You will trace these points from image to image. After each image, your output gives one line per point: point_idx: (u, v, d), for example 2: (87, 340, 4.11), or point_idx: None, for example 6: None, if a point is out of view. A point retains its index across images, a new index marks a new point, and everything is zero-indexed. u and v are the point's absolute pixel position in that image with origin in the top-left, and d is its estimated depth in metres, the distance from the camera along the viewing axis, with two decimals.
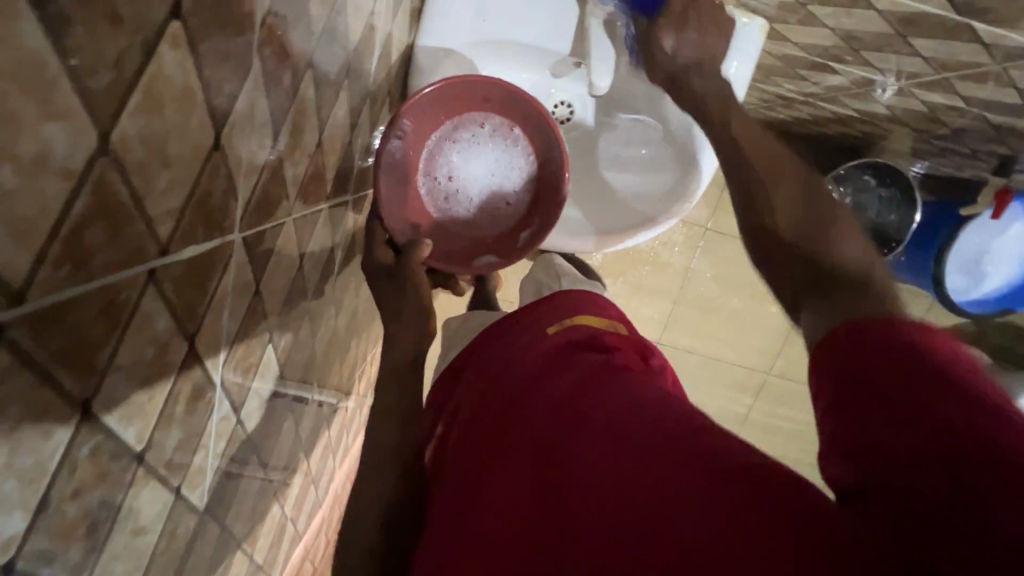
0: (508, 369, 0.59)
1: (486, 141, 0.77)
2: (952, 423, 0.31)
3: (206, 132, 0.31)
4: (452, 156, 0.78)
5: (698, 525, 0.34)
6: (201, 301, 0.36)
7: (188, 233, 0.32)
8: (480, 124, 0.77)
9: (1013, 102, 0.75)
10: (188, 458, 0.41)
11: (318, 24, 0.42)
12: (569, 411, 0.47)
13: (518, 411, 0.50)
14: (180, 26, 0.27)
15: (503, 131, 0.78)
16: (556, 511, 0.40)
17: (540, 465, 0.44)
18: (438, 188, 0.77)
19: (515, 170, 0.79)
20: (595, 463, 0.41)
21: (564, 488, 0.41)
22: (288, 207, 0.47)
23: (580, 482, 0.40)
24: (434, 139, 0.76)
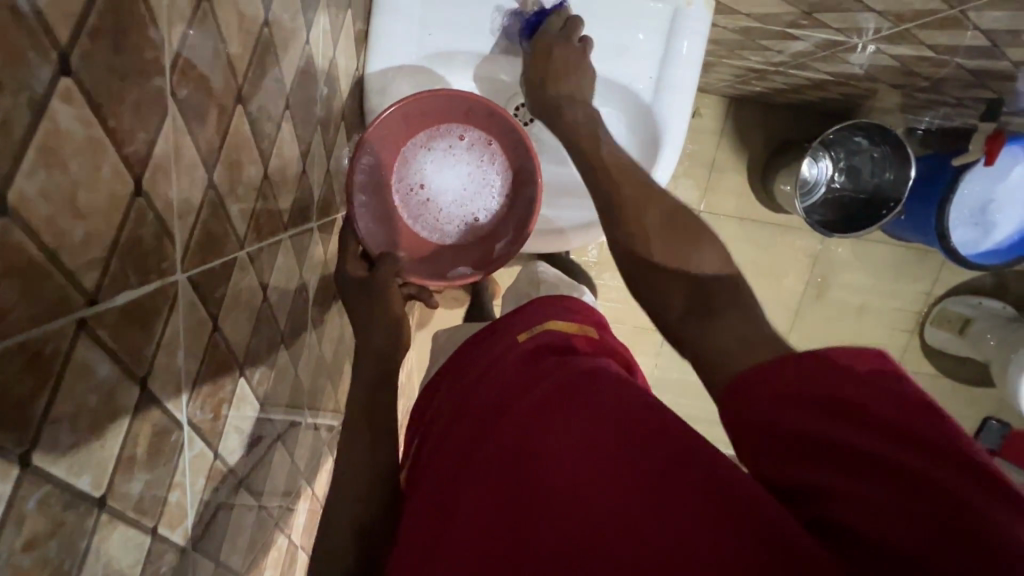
0: (479, 383, 0.59)
1: (464, 154, 0.80)
2: (865, 453, 0.34)
3: (122, 180, 0.32)
4: (427, 166, 0.80)
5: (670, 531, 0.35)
6: (148, 343, 0.37)
7: (119, 278, 0.33)
8: (458, 136, 0.79)
9: (982, 43, 0.73)
10: (161, 498, 0.42)
11: (241, 62, 0.43)
12: (542, 412, 0.46)
13: (486, 426, 0.50)
14: (73, 81, 0.27)
15: (481, 146, 0.80)
16: (531, 517, 0.40)
17: (504, 480, 0.43)
18: (414, 196, 0.80)
19: (488, 187, 0.81)
20: (555, 473, 0.41)
21: (529, 500, 0.41)
22: (238, 241, 0.48)
23: (553, 485, 0.40)
24: (412, 147, 0.79)
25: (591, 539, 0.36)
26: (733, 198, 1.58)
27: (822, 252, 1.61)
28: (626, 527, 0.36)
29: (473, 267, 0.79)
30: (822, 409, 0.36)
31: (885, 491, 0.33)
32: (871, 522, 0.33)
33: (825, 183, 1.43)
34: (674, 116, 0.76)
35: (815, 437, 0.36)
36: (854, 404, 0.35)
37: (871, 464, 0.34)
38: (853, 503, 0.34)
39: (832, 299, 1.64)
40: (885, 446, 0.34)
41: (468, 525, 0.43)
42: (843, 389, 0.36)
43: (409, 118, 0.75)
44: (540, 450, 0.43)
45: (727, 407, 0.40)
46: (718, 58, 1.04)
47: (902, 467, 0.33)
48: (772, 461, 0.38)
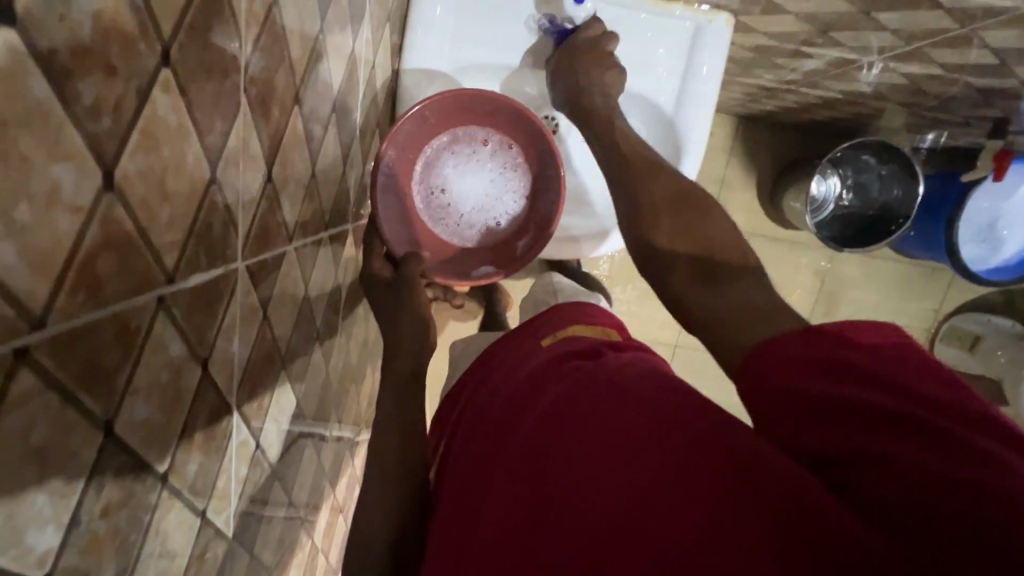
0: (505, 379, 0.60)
1: (486, 157, 0.82)
2: (891, 416, 0.35)
3: (201, 168, 0.34)
4: (448, 169, 0.81)
5: (696, 508, 0.36)
6: (211, 326, 0.38)
7: (193, 261, 0.35)
8: (480, 140, 0.81)
9: (991, 61, 0.76)
10: (211, 482, 0.43)
11: (300, 65, 0.46)
12: (565, 402, 0.47)
13: (512, 416, 0.52)
14: (170, 72, 0.30)
15: (502, 150, 0.82)
16: (558, 501, 0.41)
17: (530, 464, 0.44)
18: (434, 196, 0.81)
19: (509, 188, 0.83)
20: (580, 458, 0.42)
21: (555, 485, 0.42)
22: (287, 236, 0.50)
23: (578, 468, 0.41)
24: (434, 149, 0.80)
25: (616, 516, 0.38)
26: (742, 215, 1.60)
27: (831, 269, 1.63)
28: (651, 501, 0.37)
29: (497, 267, 0.81)
30: (841, 374, 0.37)
31: (902, 453, 0.33)
32: (892, 487, 0.33)
33: (833, 201, 1.46)
34: (694, 126, 0.79)
35: (834, 400, 0.36)
36: (875, 371, 0.36)
37: (888, 431, 0.34)
38: (870, 468, 0.34)
39: (841, 315, 1.66)
40: (903, 413, 0.34)
41: (497, 511, 0.44)
42: (857, 359, 0.37)
43: (433, 119, 0.77)
44: (564, 433, 0.45)
45: (744, 380, 0.41)
46: (731, 77, 1.08)
47: (919, 434, 0.34)
48: (785, 430, 0.38)
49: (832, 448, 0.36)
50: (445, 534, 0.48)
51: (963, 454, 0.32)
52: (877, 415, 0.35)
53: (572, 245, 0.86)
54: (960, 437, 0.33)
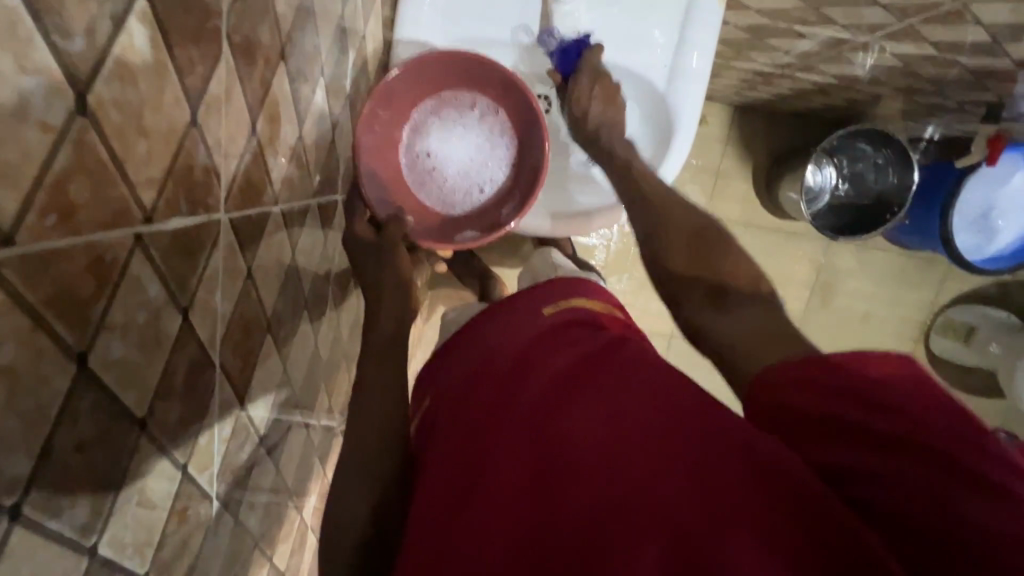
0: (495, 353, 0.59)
1: (472, 122, 0.81)
2: (908, 441, 0.35)
3: (181, 109, 0.34)
4: (434, 133, 0.80)
5: (702, 503, 0.35)
6: (191, 274, 0.38)
7: (172, 203, 0.35)
8: (468, 105, 0.81)
9: (983, 39, 0.76)
10: (192, 436, 0.42)
11: (286, 21, 0.46)
12: (567, 392, 0.47)
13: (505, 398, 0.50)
14: (147, 4, 0.30)
15: (490, 116, 0.82)
16: (559, 493, 0.40)
17: (538, 449, 0.43)
18: (420, 161, 0.80)
19: (494, 155, 0.82)
20: (583, 449, 0.41)
21: (557, 478, 0.41)
22: (273, 195, 0.49)
23: (581, 460, 0.41)
24: (420, 111, 0.79)
25: (631, 503, 0.37)
26: (738, 205, 1.61)
27: (827, 259, 1.63)
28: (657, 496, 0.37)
29: (481, 232, 0.79)
30: (861, 400, 0.37)
31: (914, 474, 0.34)
32: (904, 506, 0.34)
33: (829, 191, 1.47)
34: (687, 110, 0.79)
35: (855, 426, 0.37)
36: (894, 396, 0.37)
37: (904, 454, 0.35)
38: (883, 489, 0.35)
39: (836, 306, 1.66)
40: (916, 436, 0.35)
41: (499, 491, 0.43)
42: (877, 387, 0.37)
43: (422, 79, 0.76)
44: (574, 421, 0.44)
45: (761, 396, 0.41)
46: (725, 60, 1.07)
47: (930, 456, 0.34)
48: (797, 445, 0.39)
49: (846, 466, 0.36)
50: (436, 508, 0.46)
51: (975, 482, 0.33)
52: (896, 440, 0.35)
53: (583, 221, 0.85)
54: (976, 468, 0.33)
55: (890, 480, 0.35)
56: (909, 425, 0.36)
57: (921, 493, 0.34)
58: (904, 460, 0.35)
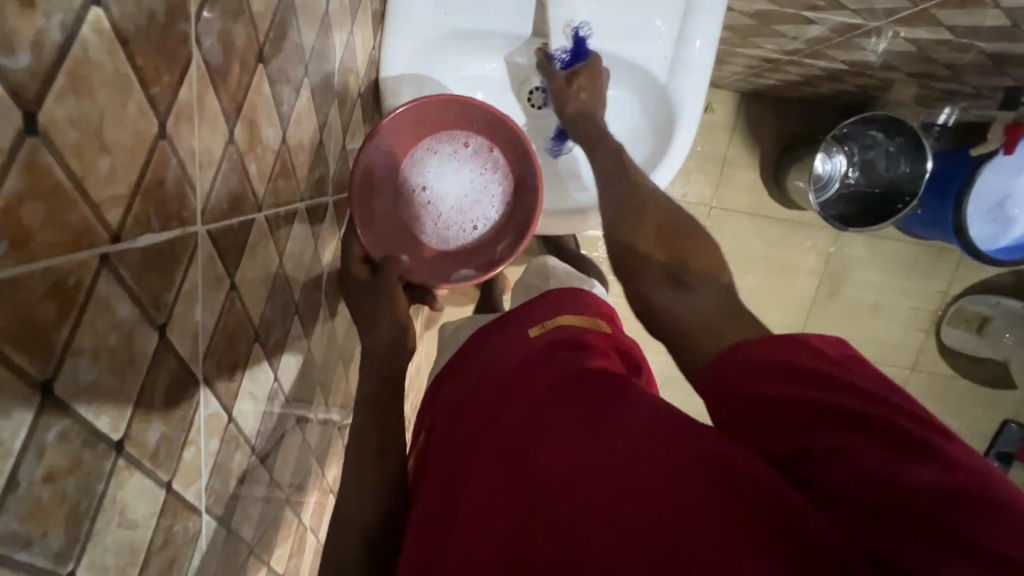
0: (492, 366, 0.60)
1: (467, 161, 0.81)
2: (865, 417, 0.36)
3: (147, 121, 0.32)
4: (428, 173, 0.80)
5: (683, 496, 0.35)
6: (167, 290, 0.37)
7: (141, 219, 0.33)
8: (462, 143, 0.80)
9: (1001, 24, 0.73)
10: (176, 453, 0.42)
11: (264, 22, 0.44)
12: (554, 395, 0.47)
13: (497, 404, 0.51)
14: (103, 13, 0.28)
15: (484, 153, 0.81)
16: (545, 491, 0.40)
17: (513, 459, 0.44)
18: (416, 202, 0.80)
19: (489, 193, 0.82)
20: (569, 446, 0.42)
21: (543, 475, 0.41)
22: (256, 203, 0.48)
23: (568, 458, 0.41)
24: (414, 152, 0.79)
25: (601, 513, 0.37)
26: (745, 195, 1.57)
27: (837, 250, 1.60)
28: (640, 489, 0.37)
29: (476, 270, 0.79)
30: (815, 380, 0.39)
31: (865, 454, 0.35)
32: (868, 482, 0.34)
33: (839, 178, 1.42)
34: (688, 103, 0.76)
35: (812, 402, 0.38)
36: (843, 376, 0.39)
37: (862, 431, 0.36)
38: (845, 464, 0.35)
39: (845, 298, 1.63)
40: (870, 410, 0.36)
41: (477, 504, 0.43)
42: (827, 368, 0.39)
43: (415, 122, 0.75)
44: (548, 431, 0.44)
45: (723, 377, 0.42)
46: (731, 47, 1.03)
47: (889, 430, 0.35)
48: (762, 425, 0.39)
49: (810, 444, 0.37)
50: (424, 526, 0.47)
51: (932, 454, 0.34)
52: (852, 416, 0.36)
53: (580, 218, 0.82)
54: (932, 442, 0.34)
55: (850, 453, 0.35)
56: (865, 404, 0.37)
57: (882, 466, 0.34)
58: (863, 436, 0.36)
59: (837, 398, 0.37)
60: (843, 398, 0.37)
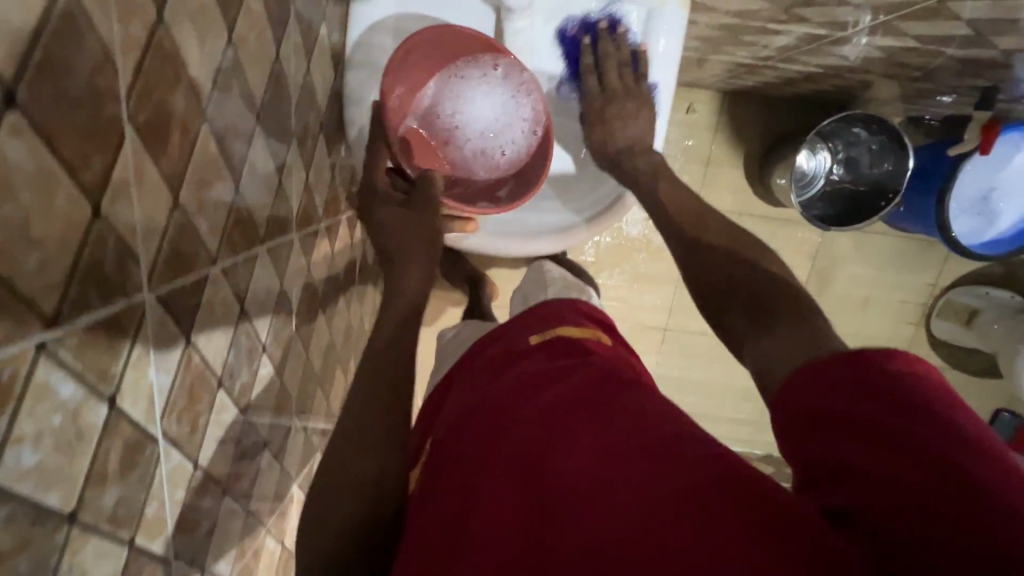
0: (506, 373, 0.62)
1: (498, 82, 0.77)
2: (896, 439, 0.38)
3: (79, 206, 0.33)
4: (459, 93, 0.79)
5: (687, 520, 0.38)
6: (115, 361, 0.38)
7: (79, 299, 0.34)
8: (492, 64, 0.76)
9: (965, 33, 0.72)
10: (137, 510, 0.43)
11: (204, 83, 0.44)
12: (567, 413, 0.50)
13: (507, 415, 0.53)
14: (19, 115, 0.28)
15: (515, 76, 0.76)
16: (556, 505, 0.43)
17: (532, 469, 0.46)
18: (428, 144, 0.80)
19: (518, 118, 0.79)
20: (584, 465, 0.45)
21: (554, 489, 0.44)
22: (210, 257, 0.48)
23: (578, 475, 0.44)
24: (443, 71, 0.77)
25: (619, 524, 0.40)
26: (730, 194, 1.56)
27: (823, 246, 1.59)
28: (646, 514, 0.40)
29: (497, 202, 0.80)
30: (863, 399, 0.40)
31: (895, 478, 0.37)
32: (885, 504, 0.36)
33: (823, 175, 1.43)
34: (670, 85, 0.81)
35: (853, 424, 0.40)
36: (888, 393, 0.40)
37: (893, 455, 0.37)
38: (870, 488, 0.37)
39: (834, 292, 1.63)
40: (906, 435, 0.38)
41: (492, 509, 0.45)
42: (874, 383, 0.40)
43: (440, 41, 0.72)
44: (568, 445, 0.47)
45: (779, 405, 0.45)
46: (704, 55, 1.02)
47: (919, 454, 0.37)
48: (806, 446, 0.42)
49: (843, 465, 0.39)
50: (428, 527, 0.49)
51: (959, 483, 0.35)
52: (887, 441, 0.38)
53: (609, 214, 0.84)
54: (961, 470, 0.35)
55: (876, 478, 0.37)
56: (902, 426, 0.38)
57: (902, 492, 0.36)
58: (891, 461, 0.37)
59: (875, 419, 0.39)
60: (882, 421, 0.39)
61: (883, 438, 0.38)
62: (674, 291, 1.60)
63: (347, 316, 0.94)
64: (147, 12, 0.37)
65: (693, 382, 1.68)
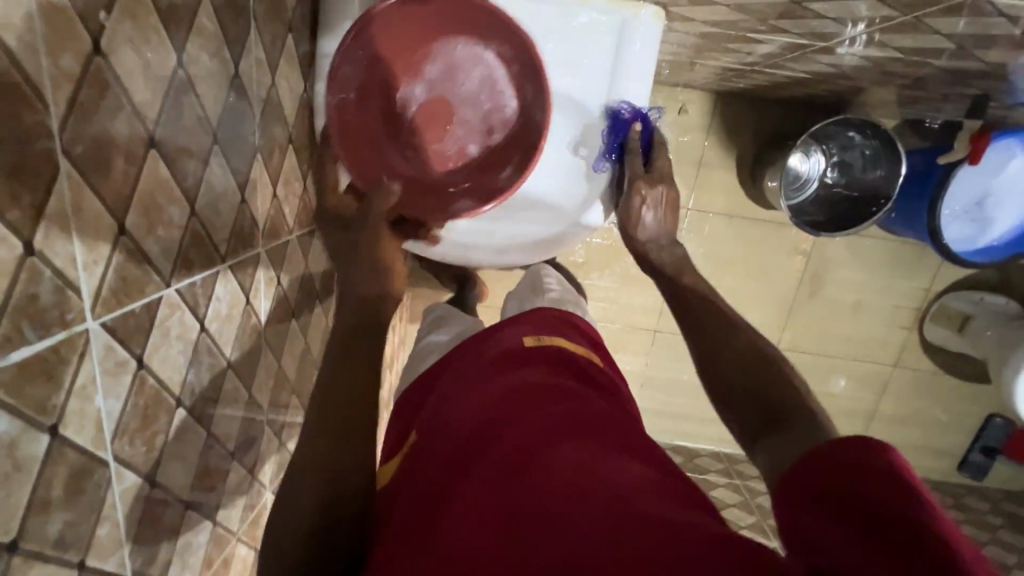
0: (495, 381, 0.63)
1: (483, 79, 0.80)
2: (878, 504, 0.36)
3: (7, 244, 0.33)
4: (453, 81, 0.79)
5: (641, 565, 0.36)
6: (54, 392, 0.38)
7: (12, 335, 0.34)
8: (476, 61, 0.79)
9: (946, 44, 0.71)
10: (87, 533, 0.44)
11: (150, 109, 0.44)
12: (556, 440, 0.50)
13: (493, 427, 0.54)
14: None
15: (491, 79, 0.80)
16: (519, 527, 0.43)
17: (508, 486, 0.46)
18: (441, 108, 0.80)
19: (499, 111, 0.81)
20: (554, 492, 0.44)
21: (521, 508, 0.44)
22: (162, 280, 0.48)
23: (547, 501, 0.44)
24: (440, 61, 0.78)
25: (599, 535, 0.39)
26: (722, 196, 1.55)
27: (815, 249, 1.58)
28: (600, 553, 0.38)
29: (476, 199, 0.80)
30: (848, 469, 0.39)
31: (873, 543, 0.34)
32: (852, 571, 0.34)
33: (817, 179, 1.41)
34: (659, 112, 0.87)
35: (833, 488, 0.39)
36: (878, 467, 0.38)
37: (872, 520, 0.35)
38: (844, 554, 0.35)
39: (826, 297, 1.62)
40: (894, 503, 0.35)
41: (458, 515, 0.47)
42: (864, 458, 0.39)
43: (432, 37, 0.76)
44: (553, 462, 0.47)
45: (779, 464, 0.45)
46: (688, 60, 1.01)
47: (902, 527, 0.34)
48: (795, 510, 0.41)
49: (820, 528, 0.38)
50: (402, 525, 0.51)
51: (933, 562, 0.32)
52: (870, 505, 0.36)
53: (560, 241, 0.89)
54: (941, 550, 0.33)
55: (847, 546, 0.35)
56: (888, 496, 0.36)
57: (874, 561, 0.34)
58: (870, 529, 0.35)
59: (860, 486, 0.37)
60: (863, 487, 0.37)
61: (860, 505, 0.37)
62: (664, 293, 1.59)
63: (326, 322, 0.94)
64: (80, 43, 0.36)
65: (683, 385, 1.68)
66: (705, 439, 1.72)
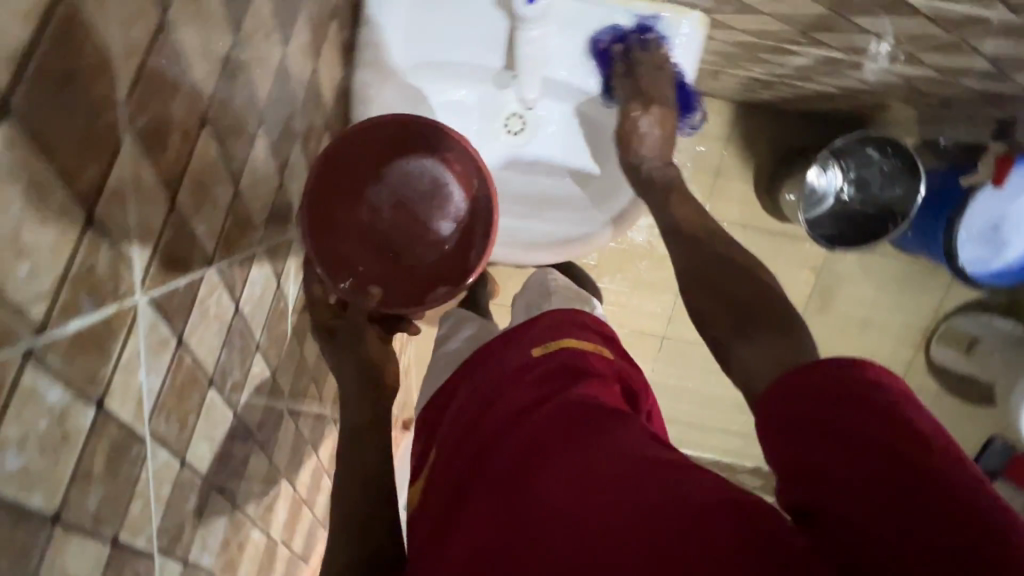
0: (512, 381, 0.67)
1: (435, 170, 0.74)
2: (885, 450, 0.39)
3: (73, 214, 0.33)
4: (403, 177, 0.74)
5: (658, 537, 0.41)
6: (103, 365, 0.38)
7: (71, 306, 0.34)
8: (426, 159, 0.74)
9: (984, 65, 0.71)
10: (122, 508, 0.43)
11: (206, 87, 0.44)
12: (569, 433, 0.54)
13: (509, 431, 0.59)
14: (16, 125, 0.28)
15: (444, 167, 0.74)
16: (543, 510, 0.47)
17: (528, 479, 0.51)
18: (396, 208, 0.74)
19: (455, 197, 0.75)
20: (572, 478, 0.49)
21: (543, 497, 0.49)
22: (205, 259, 0.48)
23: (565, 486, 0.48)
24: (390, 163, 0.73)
25: (616, 516, 0.44)
26: (738, 206, 1.55)
27: (827, 264, 1.58)
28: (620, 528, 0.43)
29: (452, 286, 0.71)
30: (861, 416, 0.41)
31: (874, 488, 0.38)
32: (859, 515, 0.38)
33: (833, 194, 1.41)
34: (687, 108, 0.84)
35: (841, 436, 0.41)
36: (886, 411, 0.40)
37: (881, 467, 0.38)
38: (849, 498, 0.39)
39: (835, 312, 1.62)
40: (898, 448, 0.38)
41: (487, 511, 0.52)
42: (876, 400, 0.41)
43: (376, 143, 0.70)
44: (560, 460, 0.51)
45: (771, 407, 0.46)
46: (718, 69, 1.01)
47: (903, 470, 0.38)
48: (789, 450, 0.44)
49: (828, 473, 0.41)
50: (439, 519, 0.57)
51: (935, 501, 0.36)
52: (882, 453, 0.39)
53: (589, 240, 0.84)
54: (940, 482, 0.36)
55: (855, 493, 0.39)
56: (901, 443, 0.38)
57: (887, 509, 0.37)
58: (874, 471, 0.39)
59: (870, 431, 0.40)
60: (869, 434, 0.40)
61: (869, 447, 0.39)
62: (674, 300, 1.60)
63: None
64: (149, 17, 0.36)
65: (688, 392, 1.68)
66: (707, 447, 1.72)
